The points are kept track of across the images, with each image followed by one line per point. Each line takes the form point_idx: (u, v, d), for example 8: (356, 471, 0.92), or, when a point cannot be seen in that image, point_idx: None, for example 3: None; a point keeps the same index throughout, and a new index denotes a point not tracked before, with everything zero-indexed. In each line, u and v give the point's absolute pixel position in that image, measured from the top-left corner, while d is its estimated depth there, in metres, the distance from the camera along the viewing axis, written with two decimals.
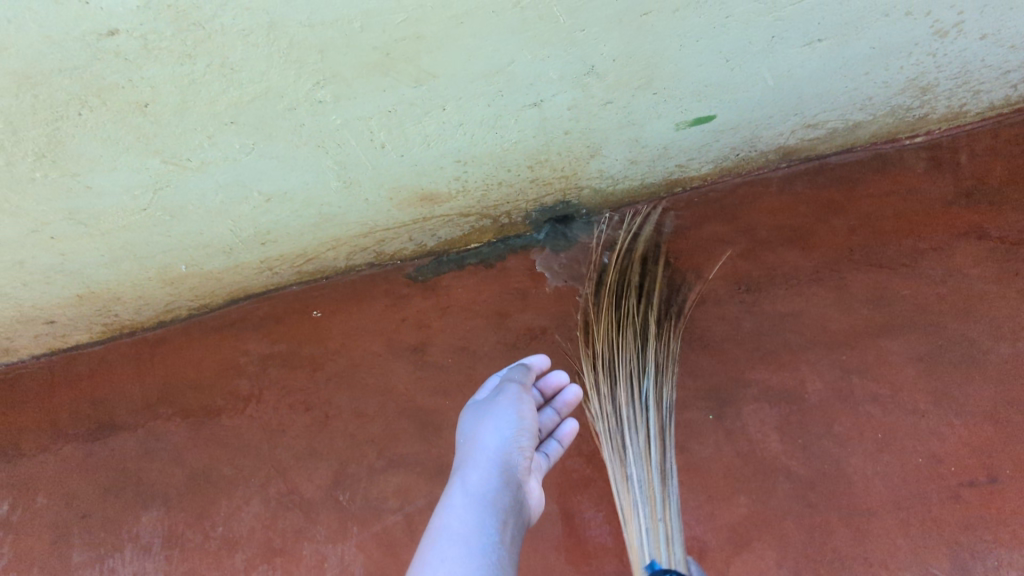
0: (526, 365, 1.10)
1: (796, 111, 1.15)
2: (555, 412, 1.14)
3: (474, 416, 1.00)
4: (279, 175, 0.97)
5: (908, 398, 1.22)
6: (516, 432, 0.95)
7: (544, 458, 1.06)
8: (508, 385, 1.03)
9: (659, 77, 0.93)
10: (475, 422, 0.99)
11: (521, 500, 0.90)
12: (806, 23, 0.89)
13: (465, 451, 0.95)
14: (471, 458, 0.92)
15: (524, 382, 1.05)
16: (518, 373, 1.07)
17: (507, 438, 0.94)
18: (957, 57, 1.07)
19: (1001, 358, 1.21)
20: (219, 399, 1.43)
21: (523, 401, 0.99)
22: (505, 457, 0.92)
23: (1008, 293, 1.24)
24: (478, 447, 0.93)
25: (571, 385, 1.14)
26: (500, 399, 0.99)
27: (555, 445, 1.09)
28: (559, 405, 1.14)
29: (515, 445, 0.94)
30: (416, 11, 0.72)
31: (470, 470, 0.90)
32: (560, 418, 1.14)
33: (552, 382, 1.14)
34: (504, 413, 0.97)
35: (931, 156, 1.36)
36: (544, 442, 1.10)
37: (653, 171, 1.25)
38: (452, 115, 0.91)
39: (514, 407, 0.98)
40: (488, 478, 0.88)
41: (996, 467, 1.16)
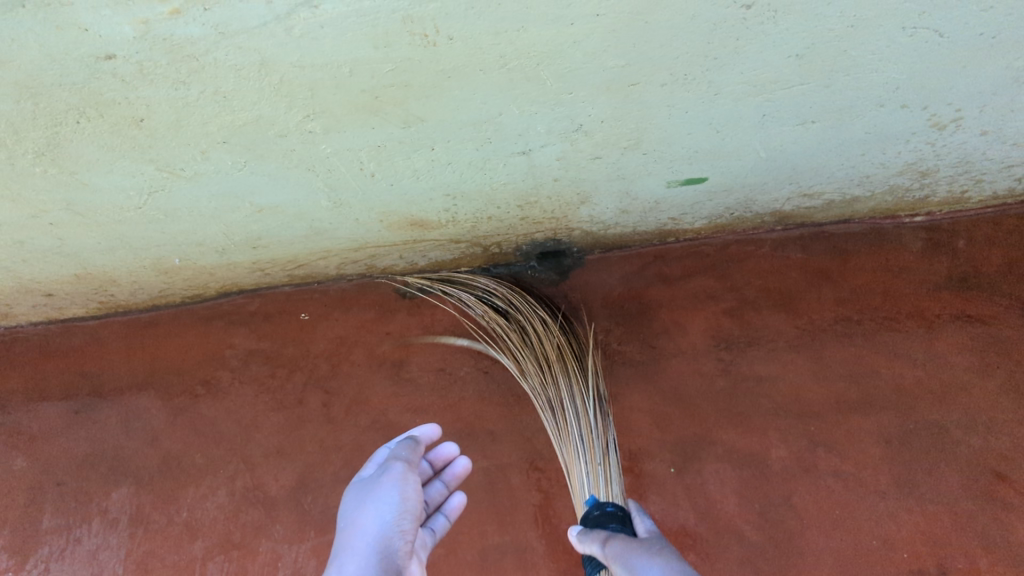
0: (413, 438, 1.06)
1: (791, 181, 1.15)
2: (443, 485, 1.13)
3: (355, 498, 0.95)
4: (270, 191, 1.00)
5: (872, 478, 1.22)
6: (398, 514, 0.91)
7: (429, 534, 1.07)
8: (392, 464, 0.99)
9: (647, 139, 0.94)
10: (355, 505, 0.94)
11: None
12: (798, 107, 0.89)
13: (343, 537, 0.89)
14: (350, 548, 0.86)
15: (411, 460, 1.01)
16: (404, 450, 1.03)
17: (387, 522, 0.89)
18: (957, 148, 1.06)
19: (971, 451, 1.20)
20: (200, 387, 1.47)
21: (408, 481, 0.96)
22: (383, 543, 0.87)
23: (988, 385, 1.23)
24: (357, 534, 0.88)
25: (462, 457, 1.14)
26: (384, 479, 0.95)
27: (442, 520, 1.10)
28: (447, 477, 1.14)
29: (396, 529, 0.89)
30: (403, 63, 0.74)
31: (346, 561, 0.85)
32: (449, 490, 1.13)
33: (442, 455, 1.13)
34: (386, 496, 0.93)
35: (929, 237, 1.34)
36: (431, 517, 1.11)
37: (644, 221, 1.26)
38: (440, 154, 0.94)
39: (397, 487, 0.94)
40: (364, 568, 0.83)
41: (949, 560, 1.16)
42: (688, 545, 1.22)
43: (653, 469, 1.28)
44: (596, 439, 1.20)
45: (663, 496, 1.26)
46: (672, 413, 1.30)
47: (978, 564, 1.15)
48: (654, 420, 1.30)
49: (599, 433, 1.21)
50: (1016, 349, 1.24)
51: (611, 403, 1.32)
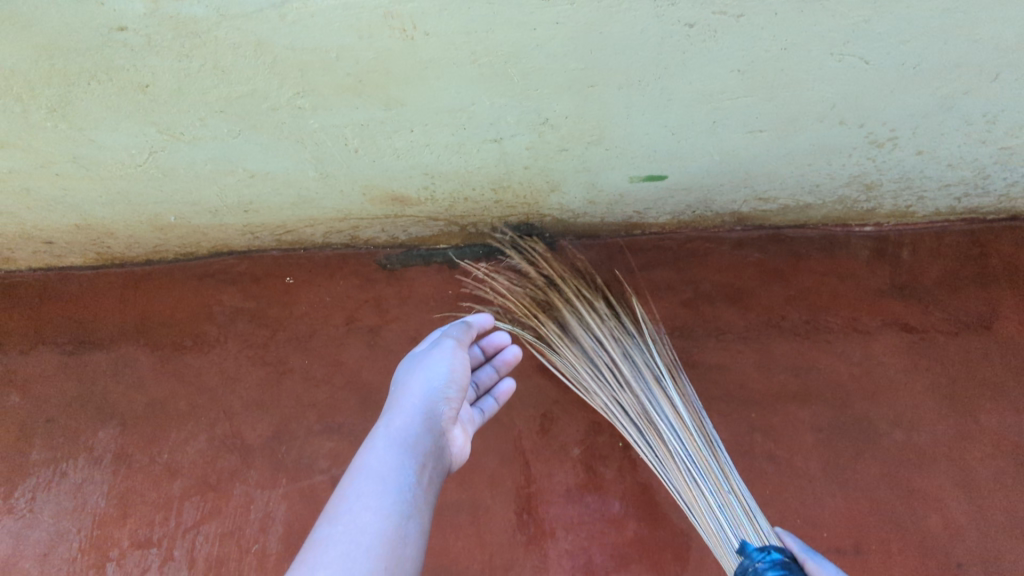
0: (467, 322, 1.16)
1: (746, 184, 1.24)
2: (493, 369, 1.25)
3: (408, 368, 1.06)
4: (261, 158, 1.08)
5: (801, 463, 1.32)
6: (444, 384, 1.02)
7: (479, 413, 1.18)
8: (444, 341, 1.09)
9: (609, 136, 1.03)
10: (408, 373, 1.05)
11: (442, 446, 0.97)
12: (745, 116, 0.98)
13: (395, 397, 1.01)
14: (401, 404, 0.98)
15: (461, 339, 1.11)
16: (456, 330, 1.13)
17: (433, 389, 1.00)
18: (897, 165, 1.15)
19: (894, 445, 1.31)
20: (187, 339, 1.56)
21: (455, 357, 1.06)
22: (429, 406, 0.98)
23: (915, 386, 1.34)
24: (407, 394, 0.99)
25: (511, 346, 1.24)
26: (435, 353, 1.06)
27: (490, 402, 1.22)
28: (497, 363, 1.26)
29: (442, 396, 1.00)
30: (384, 52, 0.82)
31: (395, 415, 0.96)
32: (498, 376, 1.26)
33: (492, 342, 1.25)
34: (435, 367, 1.03)
35: (876, 247, 1.43)
36: (481, 399, 1.23)
37: (611, 212, 1.35)
38: (419, 136, 1.02)
39: (445, 361, 1.04)
40: (410, 424, 0.94)
41: (864, 541, 1.26)
42: (631, 513, 1.34)
43: (603, 442, 1.39)
44: (689, 423, 1.21)
45: (610, 466, 1.38)
46: None
47: (889, 546, 1.25)
48: None
49: (689, 414, 1.22)
50: (944, 355, 1.34)
51: (570, 379, 1.42)
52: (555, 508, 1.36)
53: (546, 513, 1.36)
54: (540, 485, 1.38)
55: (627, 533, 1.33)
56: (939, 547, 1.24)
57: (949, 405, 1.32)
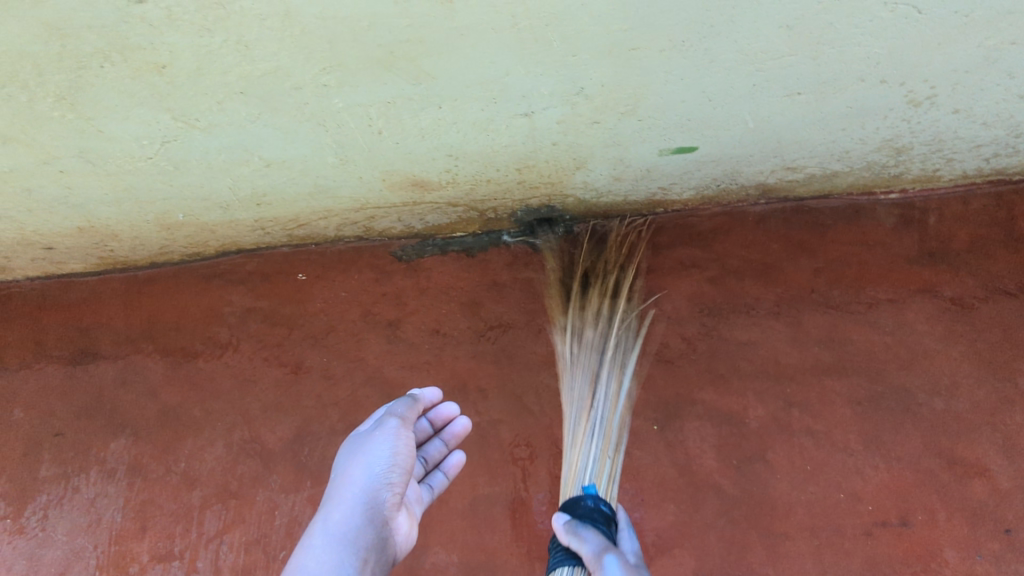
0: (413, 396, 1.11)
1: (776, 154, 1.21)
2: (442, 443, 1.19)
3: (349, 450, 1.02)
4: (280, 145, 1.03)
5: (841, 437, 1.30)
6: (387, 470, 0.97)
7: (427, 490, 1.14)
8: (387, 420, 1.04)
9: (643, 106, 0.99)
10: (348, 457, 1.00)
11: (386, 537, 0.93)
12: (785, 79, 0.95)
13: (335, 485, 0.97)
14: (339, 495, 0.94)
15: (406, 417, 1.07)
16: (400, 407, 1.08)
17: (375, 475, 0.96)
18: (930, 126, 1.13)
19: (933, 412, 1.29)
20: (198, 344, 1.50)
21: (399, 437, 1.01)
22: (371, 495, 0.94)
23: (951, 352, 1.32)
24: (347, 483, 0.95)
25: (460, 418, 1.20)
26: (376, 435, 1.01)
27: (441, 477, 1.18)
28: (446, 436, 1.20)
29: (384, 481, 0.96)
30: (420, 19, 0.79)
31: (333, 508, 0.92)
32: (447, 449, 1.20)
33: (441, 415, 1.19)
34: (377, 449, 0.99)
35: (902, 214, 1.42)
36: (430, 474, 1.18)
37: (635, 189, 1.31)
38: (447, 113, 0.98)
39: (388, 444, 1.00)
40: (349, 516, 0.90)
41: (910, 512, 1.24)
42: (668, 496, 1.30)
43: (638, 427, 1.34)
44: (620, 402, 1.32)
45: (645, 452, 1.33)
46: (657, 375, 1.37)
47: (936, 517, 1.23)
48: (639, 380, 1.37)
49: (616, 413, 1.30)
50: (976, 319, 1.33)
51: None
52: None
53: None
54: None
55: (667, 517, 1.28)
56: (989, 515, 1.22)
57: (986, 369, 1.30)
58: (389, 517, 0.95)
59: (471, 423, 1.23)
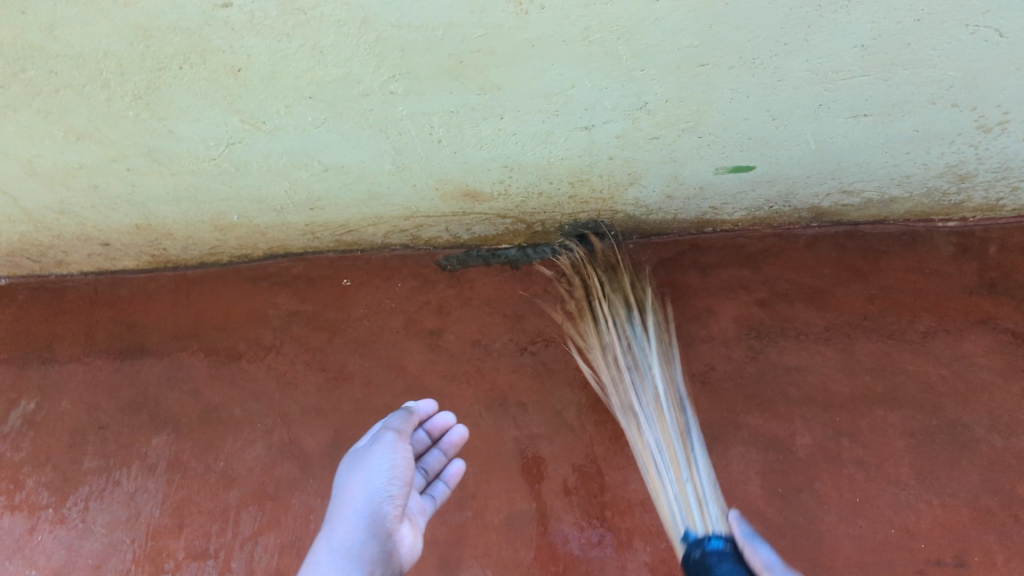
0: (408, 410, 1.13)
1: (834, 176, 1.19)
2: (441, 453, 1.19)
3: (348, 468, 1.01)
4: (340, 151, 1.05)
5: (893, 470, 1.25)
6: (387, 482, 0.97)
7: (430, 500, 1.13)
8: (384, 434, 1.05)
9: (705, 123, 0.98)
10: (347, 474, 1.00)
11: (392, 549, 0.92)
12: (853, 99, 0.93)
13: (335, 504, 0.96)
14: (341, 512, 0.93)
15: (403, 430, 1.07)
16: (396, 421, 1.09)
17: (376, 489, 0.95)
18: (999, 152, 1.10)
19: (992, 449, 1.24)
20: (242, 344, 1.52)
21: (398, 450, 1.02)
22: (372, 508, 0.93)
23: (1013, 386, 1.27)
24: (348, 500, 0.95)
25: (456, 426, 1.20)
26: (375, 448, 1.02)
27: (442, 487, 1.16)
28: (444, 445, 1.20)
29: (385, 495, 0.96)
30: (493, 29, 0.79)
31: (336, 526, 0.91)
32: (445, 459, 1.19)
33: (437, 424, 1.20)
34: (376, 464, 0.99)
35: (960, 242, 1.38)
36: (431, 485, 1.17)
37: (686, 208, 1.30)
38: (508, 124, 0.98)
39: (387, 458, 1.00)
40: (353, 533, 0.89)
41: (966, 552, 1.19)
42: None
43: None
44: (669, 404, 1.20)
45: None
46: (701, 397, 1.34)
47: (994, 559, 1.18)
48: None
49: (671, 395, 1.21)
50: None
51: None
52: (631, 519, 1.27)
53: (623, 524, 1.27)
54: (614, 493, 1.29)
55: None
56: None
57: None
58: (390, 530, 0.93)
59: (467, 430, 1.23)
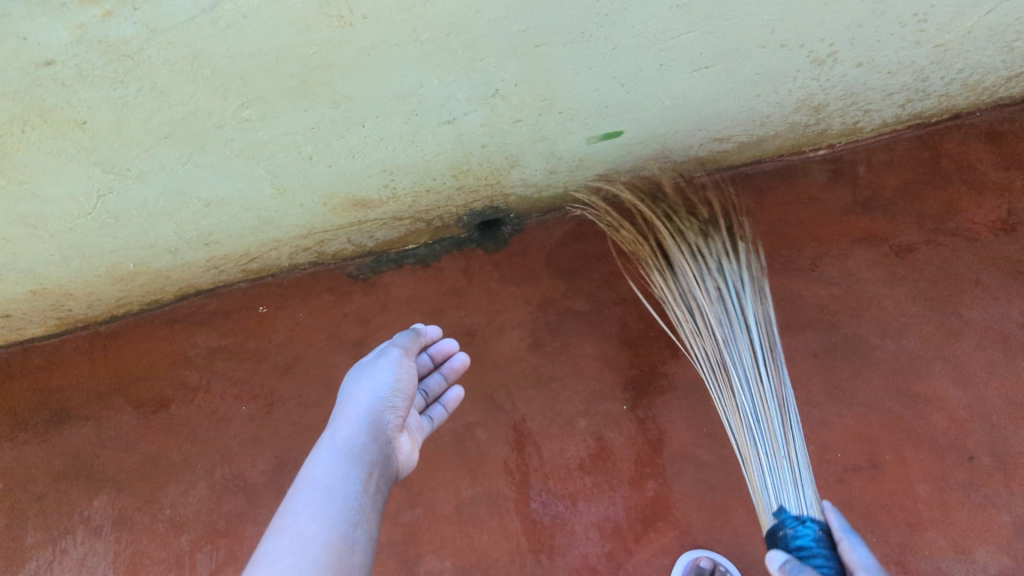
0: (416, 330, 1.16)
1: (700, 127, 1.25)
2: (442, 377, 1.23)
3: (353, 378, 1.04)
4: (215, 183, 1.06)
5: (802, 391, 1.34)
6: (390, 393, 1.00)
7: (427, 420, 1.17)
8: (390, 350, 1.08)
9: (560, 99, 1.03)
10: (352, 383, 1.03)
11: (390, 455, 0.95)
12: (689, 55, 0.99)
13: (340, 407, 0.99)
14: (345, 414, 0.95)
15: (409, 349, 1.11)
16: (404, 339, 1.12)
17: (379, 396, 0.98)
18: (840, 81, 1.18)
19: (887, 354, 1.34)
20: (168, 390, 1.51)
21: (402, 365, 1.05)
22: (375, 414, 0.96)
23: (896, 294, 1.37)
24: (352, 404, 0.97)
25: (459, 353, 1.24)
26: (380, 362, 1.05)
27: (440, 409, 1.20)
28: (446, 371, 1.24)
29: (388, 404, 0.98)
30: (325, 45, 0.82)
31: (340, 426, 0.94)
32: (446, 384, 1.23)
33: (441, 350, 1.23)
34: (380, 375, 1.02)
35: (833, 168, 1.47)
36: (430, 406, 1.21)
37: (573, 179, 1.35)
38: (372, 130, 1.01)
39: (390, 370, 1.03)
40: (356, 433, 0.92)
41: (877, 454, 1.29)
42: (647, 472, 1.32)
43: (608, 408, 1.37)
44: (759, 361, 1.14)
45: (619, 432, 1.35)
46: (620, 356, 1.40)
47: (902, 455, 1.28)
48: (604, 363, 1.40)
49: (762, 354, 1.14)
50: (915, 260, 1.38)
51: (563, 353, 1.41)
52: (573, 484, 1.33)
53: (566, 491, 1.33)
54: (554, 463, 1.35)
55: (647, 493, 1.31)
56: (950, 445, 1.27)
57: (932, 308, 1.35)
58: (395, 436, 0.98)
59: (468, 360, 1.26)
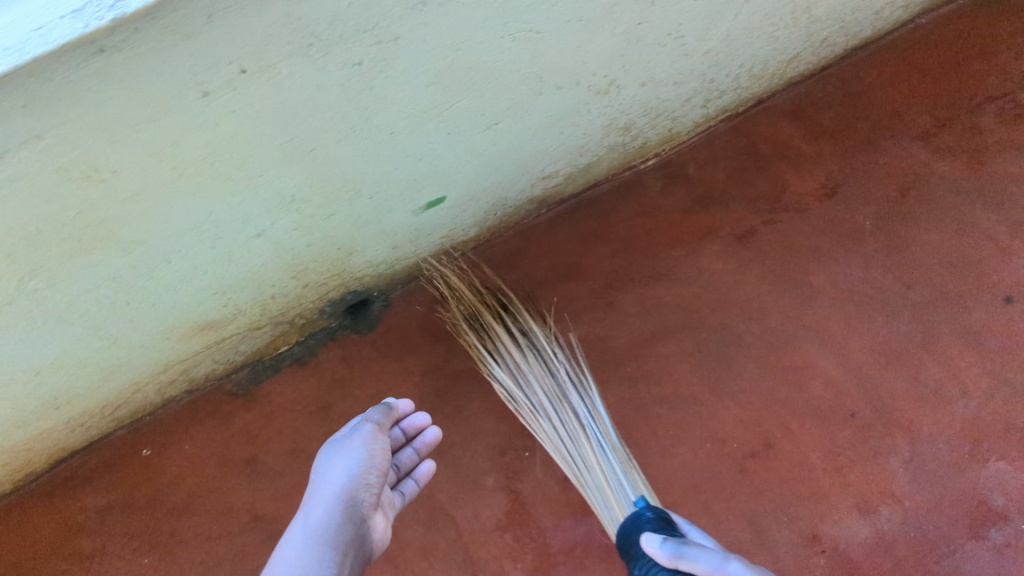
0: (388, 404, 1.18)
1: (522, 171, 1.29)
2: (413, 452, 1.24)
3: (328, 454, 1.07)
4: (34, 353, 1.02)
5: (688, 392, 1.37)
6: (363, 470, 1.02)
7: (399, 496, 1.18)
8: (362, 427, 1.10)
9: (363, 185, 1.04)
10: (327, 460, 1.06)
11: (365, 532, 0.97)
12: (471, 117, 1.02)
13: (315, 484, 1.03)
14: (320, 493, 0.99)
15: (383, 422, 1.13)
16: (377, 413, 1.14)
17: (353, 474, 1.01)
18: (634, 101, 1.24)
19: (754, 337, 1.39)
20: (60, 564, 1.41)
21: (374, 442, 1.07)
22: (348, 494, 0.99)
23: (749, 279, 1.43)
24: (326, 483, 1.01)
25: (432, 427, 1.25)
26: (353, 439, 1.07)
27: (411, 484, 1.21)
28: (418, 445, 1.25)
29: (361, 482, 1.01)
30: (85, 204, 0.81)
31: (315, 504, 0.98)
32: (419, 457, 1.24)
33: (411, 425, 1.24)
34: (354, 452, 1.04)
35: (664, 174, 1.54)
36: (402, 481, 1.22)
37: (420, 247, 1.36)
38: (182, 264, 1.00)
39: (363, 447, 1.05)
40: (329, 512, 0.96)
41: (768, 435, 1.33)
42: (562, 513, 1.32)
43: (511, 459, 1.37)
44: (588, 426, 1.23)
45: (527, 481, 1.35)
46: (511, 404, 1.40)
47: (791, 429, 1.33)
48: (498, 415, 1.40)
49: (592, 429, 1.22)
50: (758, 244, 1.45)
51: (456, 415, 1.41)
52: (494, 545, 1.31)
53: (489, 555, 1.31)
54: (471, 530, 1.33)
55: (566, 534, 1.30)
56: (830, 408, 1.33)
57: (783, 284, 1.42)
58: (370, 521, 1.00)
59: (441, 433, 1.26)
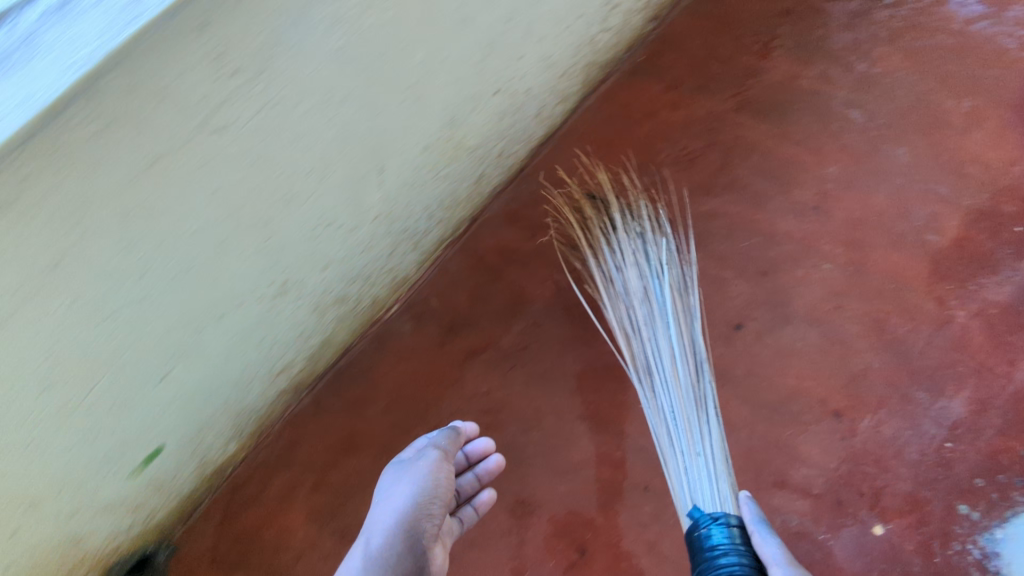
0: (453, 430, 1.29)
1: (244, 383, 1.26)
2: (475, 477, 1.36)
3: (394, 476, 1.23)
4: None
5: (494, 525, 1.37)
6: (426, 502, 1.17)
7: (458, 524, 1.32)
8: (427, 451, 1.24)
9: (34, 499, 0.98)
10: (394, 481, 1.22)
11: (422, 568, 1.13)
12: (125, 389, 0.98)
13: (388, 500, 1.20)
14: (379, 522, 1.16)
15: (448, 449, 1.25)
16: (443, 439, 1.27)
17: (400, 509, 1.16)
18: (325, 283, 1.25)
19: (538, 445, 1.41)
20: None
21: (438, 470, 1.20)
22: (411, 526, 1.14)
23: (517, 391, 1.46)
24: (394, 506, 1.17)
25: (494, 455, 1.37)
26: (420, 464, 1.21)
27: (472, 511, 1.34)
28: (479, 470, 1.37)
29: (424, 514, 1.16)
30: None
31: (375, 534, 1.15)
32: (479, 483, 1.37)
33: (474, 450, 1.37)
34: (419, 478, 1.19)
35: (412, 314, 1.55)
36: (462, 507, 1.35)
37: (171, 491, 1.30)
38: None
39: (428, 475, 1.19)
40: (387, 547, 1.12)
41: (578, 539, 1.33)
42: None
43: None
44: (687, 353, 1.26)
45: None
46: None
47: (598, 525, 1.33)
48: None
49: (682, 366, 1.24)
50: (515, 353, 1.49)
51: None
52: None
53: None
54: None
55: None
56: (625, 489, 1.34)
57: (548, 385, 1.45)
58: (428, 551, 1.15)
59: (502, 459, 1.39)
